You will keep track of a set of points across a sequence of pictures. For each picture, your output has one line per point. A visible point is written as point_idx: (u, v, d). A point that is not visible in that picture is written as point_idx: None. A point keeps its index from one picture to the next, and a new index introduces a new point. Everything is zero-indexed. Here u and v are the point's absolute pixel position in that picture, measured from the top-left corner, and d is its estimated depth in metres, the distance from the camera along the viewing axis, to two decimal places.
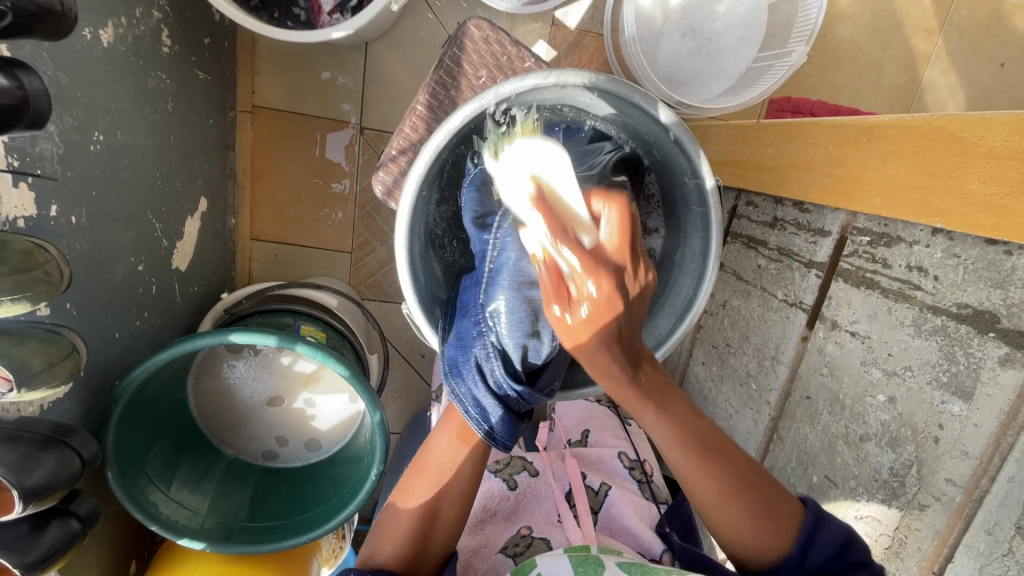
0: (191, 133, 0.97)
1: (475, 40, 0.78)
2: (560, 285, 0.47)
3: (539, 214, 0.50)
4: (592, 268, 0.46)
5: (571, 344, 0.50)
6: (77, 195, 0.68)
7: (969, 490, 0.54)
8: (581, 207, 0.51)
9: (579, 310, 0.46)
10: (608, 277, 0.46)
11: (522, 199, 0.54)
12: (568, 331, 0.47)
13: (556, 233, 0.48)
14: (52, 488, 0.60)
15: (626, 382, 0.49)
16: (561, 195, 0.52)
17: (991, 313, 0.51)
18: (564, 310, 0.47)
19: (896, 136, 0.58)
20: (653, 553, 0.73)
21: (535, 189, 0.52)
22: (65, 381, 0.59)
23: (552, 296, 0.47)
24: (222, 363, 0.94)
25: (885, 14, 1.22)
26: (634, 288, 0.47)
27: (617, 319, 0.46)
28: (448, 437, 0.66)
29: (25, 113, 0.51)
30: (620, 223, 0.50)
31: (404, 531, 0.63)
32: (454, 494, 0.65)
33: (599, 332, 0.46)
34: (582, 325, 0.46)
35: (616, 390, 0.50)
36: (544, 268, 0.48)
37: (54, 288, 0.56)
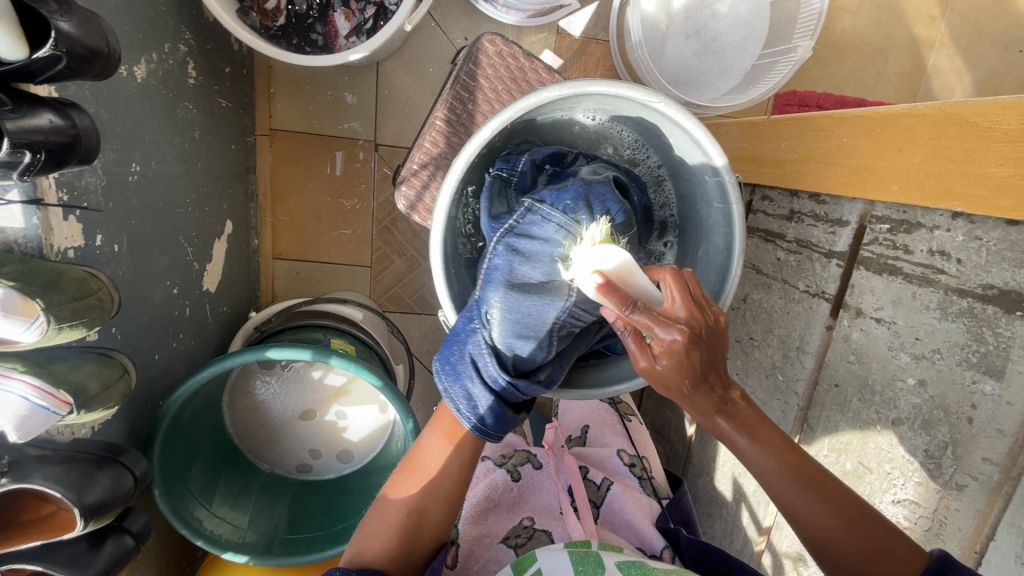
0: (216, 159, 1.01)
1: (489, 55, 0.80)
2: (642, 342, 0.48)
3: (601, 294, 0.48)
4: (666, 318, 0.46)
5: (625, 332, 0.49)
6: (118, 224, 0.71)
7: (1006, 467, 0.54)
8: (644, 279, 0.51)
9: (662, 362, 0.47)
10: (681, 329, 0.46)
11: (586, 276, 0.53)
12: (654, 377, 0.47)
13: (631, 309, 0.46)
14: (110, 506, 0.62)
15: (688, 351, 0.46)
16: (633, 271, 0.52)
17: (1017, 292, 0.52)
18: (649, 360, 0.47)
19: (910, 124, 0.60)
20: (653, 549, 0.74)
21: (600, 277, 0.49)
22: (119, 402, 0.62)
23: (636, 355, 0.48)
24: (256, 380, 0.97)
25: (886, 4, 1.24)
26: (711, 327, 0.48)
27: (699, 364, 0.47)
28: (437, 446, 0.66)
29: (78, 148, 0.54)
30: (675, 287, 0.48)
31: (391, 529, 0.63)
32: (441, 496, 0.65)
33: (678, 378, 0.47)
34: (662, 371, 0.47)
35: (681, 362, 0.46)
36: (624, 333, 0.49)
37: (106, 314, 0.59)
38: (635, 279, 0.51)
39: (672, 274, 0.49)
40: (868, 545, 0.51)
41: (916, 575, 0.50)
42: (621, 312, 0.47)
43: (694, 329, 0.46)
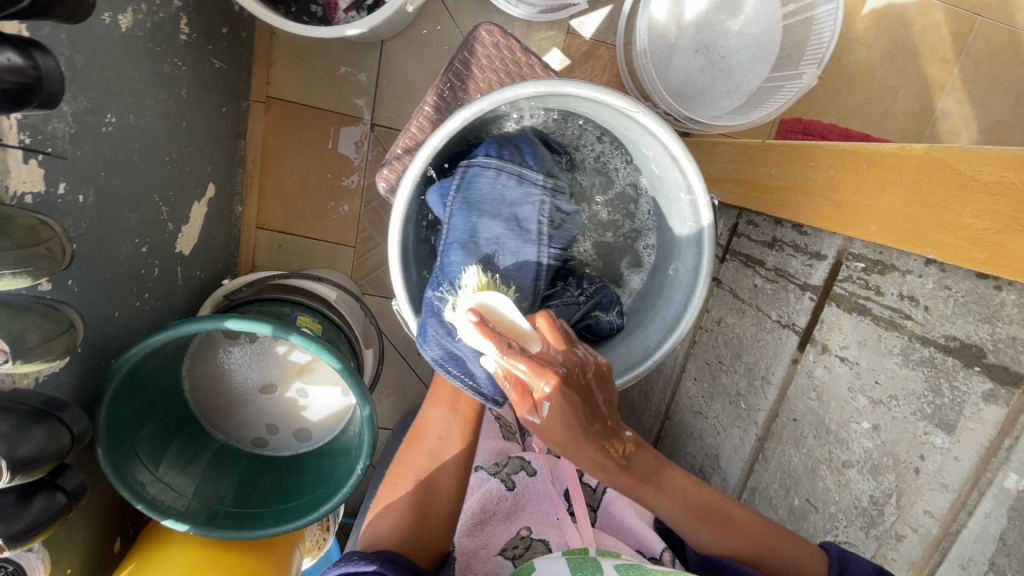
0: (204, 121, 0.99)
1: (486, 45, 0.78)
2: (527, 395, 0.50)
3: (484, 339, 0.50)
4: (544, 374, 0.49)
5: (506, 382, 0.50)
6: (85, 175, 0.69)
7: (946, 523, 0.55)
8: (521, 319, 0.53)
9: (546, 416, 0.50)
10: (553, 377, 0.49)
11: (464, 324, 0.53)
12: (539, 430, 0.51)
13: (509, 353, 0.49)
14: (41, 461, 0.61)
15: (569, 404, 0.50)
16: (499, 312, 0.54)
17: (977, 346, 0.52)
18: (530, 413, 0.50)
19: (897, 165, 0.58)
20: (652, 552, 0.71)
21: (474, 313, 0.52)
22: (60, 356, 0.60)
23: (521, 405, 0.51)
24: (219, 349, 0.95)
25: (901, 42, 1.22)
26: (586, 368, 0.52)
27: (580, 417, 0.51)
28: (439, 412, 0.71)
29: (39, 92, 0.52)
30: (557, 327, 0.52)
31: (403, 503, 0.66)
32: (447, 462, 0.69)
33: (562, 428, 0.51)
34: (549, 423, 0.50)
35: (564, 417, 0.50)
36: (503, 381, 0.51)
37: (55, 265, 0.58)
38: (510, 323, 0.53)
39: (547, 315, 0.52)
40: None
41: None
42: (508, 365, 0.49)
43: (566, 380, 0.50)
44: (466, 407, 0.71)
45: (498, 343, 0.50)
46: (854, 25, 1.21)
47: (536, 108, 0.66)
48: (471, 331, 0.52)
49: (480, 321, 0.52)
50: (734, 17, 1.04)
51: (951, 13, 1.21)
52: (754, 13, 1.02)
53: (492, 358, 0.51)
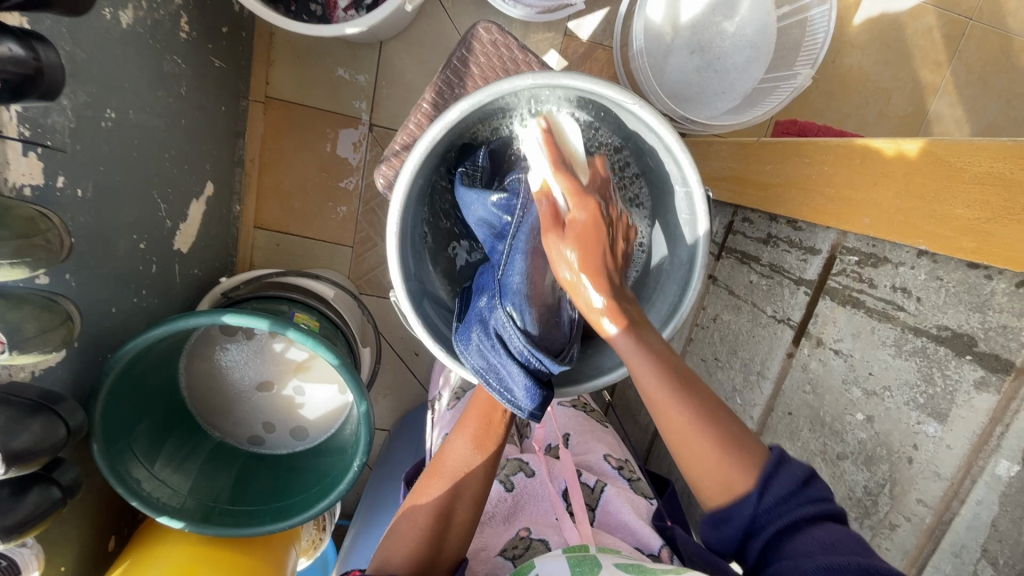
0: (203, 119, 1.00)
1: (483, 43, 0.79)
2: (557, 215, 0.57)
3: (544, 149, 0.61)
4: (575, 190, 0.57)
5: (544, 202, 0.58)
6: (84, 169, 0.69)
7: (939, 512, 0.56)
8: (579, 145, 0.64)
9: (571, 247, 0.54)
10: (591, 203, 0.57)
11: (536, 151, 0.62)
12: (564, 258, 0.54)
13: (556, 163, 0.60)
14: (36, 453, 0.61)
15: (594, 227, 0.55)
16: (566, 137, 0.64)
17: (969, 336, 0.53)
18: (564, 254, 0.54)
19: (889, 159, 0.59)
20: (650, 548, 0.72)
21: (543, 122, 0.63)
22: (57, 348, 0.60)
23: (546, 224, 0.56)
24: (216, 347, 0.95)
25: (894, 45, 1.24)
26: (613, 214, 0.59)
27: (599, 254, 0.55)
28: (463, 443, 0.70)
29: (40, 83, 0.52)
30: (600, 171, 0.63)
31: (418, 530, 0.64)
32: (468, 492, 0.68)
33: (597, 261, 0.54)
34: (577, 257, 0.54)
35: (590, 237, 0.55)
36: (544, 195, 0.58)
37: (53, 257, 0.58)
38: (570, 144, 0.63)
39: (599, 162, 0.63)
40: (768, 490, 0.49)
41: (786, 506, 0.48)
42: (551, 184, 0.58)
43: (601, 209, 0.57)
44: (491, 439, 0.70)
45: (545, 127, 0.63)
46: (847, 28, 1.23)
47: (535, 101, 0.67)
48: (535, 147, 0.62)
49: (547, 129, 0.62)
50: (729, 19, 1.05)
51: (943, 17, 1.22)
52: (749, 15, 1.04)
53: (545, 176, 0.60)
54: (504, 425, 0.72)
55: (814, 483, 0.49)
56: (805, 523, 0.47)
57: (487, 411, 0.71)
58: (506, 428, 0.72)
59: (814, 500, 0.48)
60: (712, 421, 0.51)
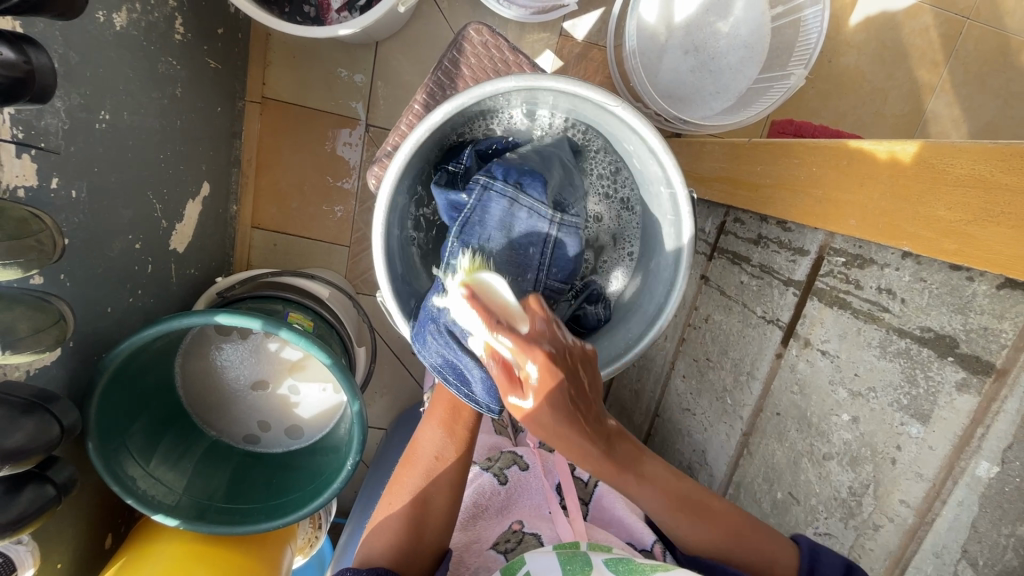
0: (199, 120, 1.00)
1: (474, 44, 0.79)
2: (511, 374, 0.51)
3: (476, 312, 0.53)
4: (525, 348, 0.49)
5: (496, 363, 0.52)
6: (78, 170, 0.70)
7: (922, 512, 0.56)
8: (513, 298, 0.55)
9: (531, 397, 0.50)
10: (539, 357, 0.49)
11: (460, 305, 0.57)
12: (522, 412, 0.51)
13: (494, 327, 0.51)
14: (30, 452, 0.61)
15: (558, 391, 0.50)
16: (495, 289, 0.56)
17: (951, 337, 0.53)
18: (518, 396, 0.51)
19: (874, 160, 0.59)
20: (643, 544, 0.71)
21: (465, 290, 0.55)
22: (51, 347, 0.61)
23: (507, 386, 0.52)
24: (211, 346, 0.95)
25: (891, 44, 1.23)
26: (563, 352, 0.51)
27: (563, 395, 0.50)
28: (433, 431, 0.71)
29: (30, 86, 0.53)
30: (540, 310, 0.53)
31: (396, 521, 0.64)
32: (443, 481, 0.68)
33: (552, 416, 0.50)
34: (535, 411, 0.50)
35: (557, 402, 0.50)
36: (491, 362, 0.53)
37: (45, 257, 0.58)
38: (503, 302, 0.55)
39: (535, 301, 0.54)
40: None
41: None
42: (495, 345, 0.51)
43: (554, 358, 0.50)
44: (462, 427, 0.72)
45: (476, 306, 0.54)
46: (844, 28, 1.22)
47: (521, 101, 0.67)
48: (462, 306, 0.56)
49: (471, 294, 0.55)
50: (723, 19, 1.05)
51: (940, 16, 1.22)
52: (743, 15, 1.04)
53: (484, 338, 0.53)
54: (473, 411, 0.73)
55: (853, 573, 0.56)
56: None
57: (453, 398, 0.73)
58: (476, 415, 0.73)
59: (844, 569, 0.56)
60: (710, 524, 0.61)
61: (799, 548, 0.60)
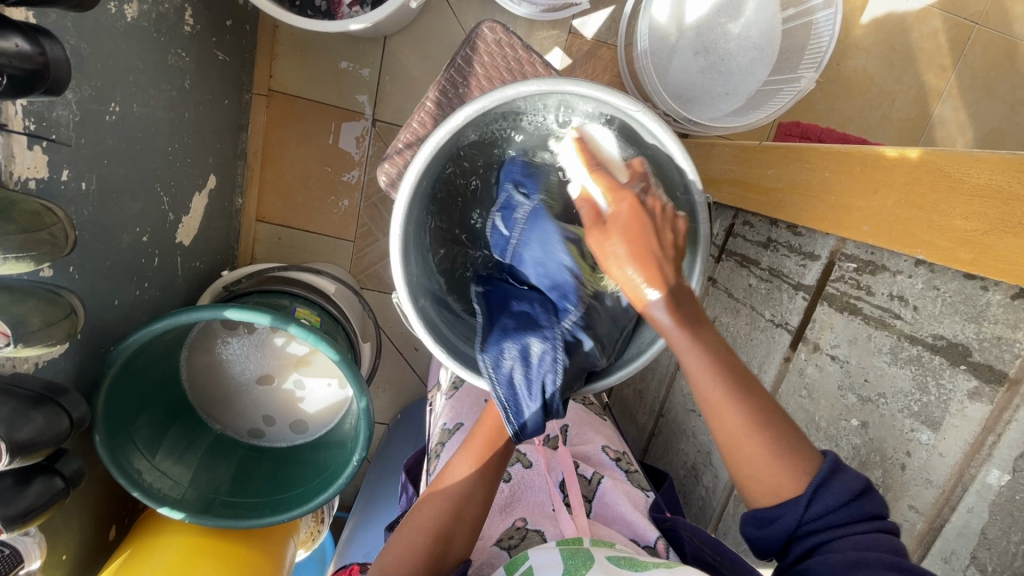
0: (207, 112, 1.00)
1: (487, 42, 0.79)
2: (598, 216, 0.57)
3: (580, 158, 0.61)
4: (614, 188, 0.57)
5: (586, 205, 0.59)
6: (89, 162, 0.70)
7: (930, 518, 0.57)
8: (613, 148, 0.63)
9: (630, 266, 0.54)
10: (630, 198, 0.56)
11: (570, 154, 0.63)
12: (613, 258, 0.55)
13: (594, 169, 0.60)
14: (39, 444, 0.61)
15: (637, 216, 0.55)
16: (599, 144, 0.63)
17: (963, 346, 0.54)
18: (607, 246, 0.55)
19: (889, 167, 0.60)
20: (647, 540, 0.72)
21: (577, 134, 0.63)
22: (61, 341, 0.61)
23: (590, 224, 0.57)
24: (217, 339, 0.95)
25: (900, 48, 1.23)
26: (655, 205, 0.57)
27: (651, 250, 0.55)
28: (466, 466, 0.66)
29: (45, 79, 0.53)
30: (639, 169, 0.62)
31: (416, 557, 0.61)
32: (468, 519, 0.64)
33: (649, 250, 0.55)
34: (625, 252, 0.54)
35: (641, 228, 0.55)
36: (584, 204, 0.59)
37: (58, 251, 0.58)
38: (603, 149, 0.63)
39: (637, 163, 0.62)
40: (814, 502, 0.50)
41: (842, 512, 0.50)
42: (592, 188, 0.59)
43: (642, 202, 0.57)
44: (494, 462, 0.67)
45: (591, 155, 0.62)
46: (853, 31, 1.22)
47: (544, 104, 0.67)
48: (569, 147, 0.63)
49: (581, 140, 0.63)
50: (734, 20, 1.05)
51: (949, 21, 1.22)
52: (755, 17, 1.03)
53: (584, 184, 0.60)
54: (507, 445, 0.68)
55: (870, 496, 0.50)
56: (846, 524, 0.50)
57: (488, 431, 0.67)
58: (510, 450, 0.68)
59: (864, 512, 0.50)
60: (744, 406, 0.52)
61: (824, 462, 0.52)
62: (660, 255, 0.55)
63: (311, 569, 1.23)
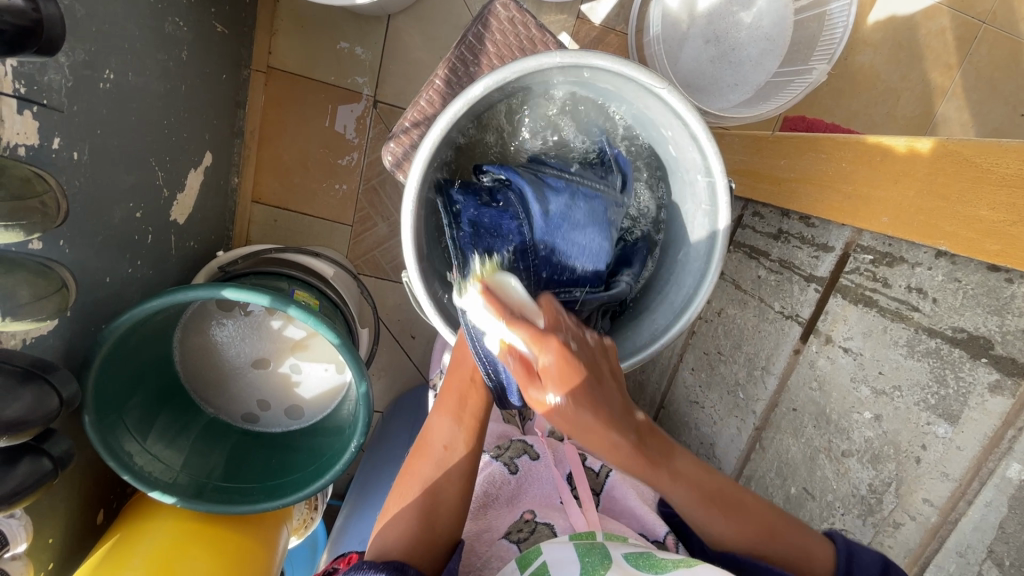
0: (204, 86, 0.96)
1: (500, 20, 0.77)
2: (529, 369, 0.49)
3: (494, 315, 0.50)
4: (541, 338, 0.48)
5: (512, 359, 0.50)
6: (80, 131, 0.66)
7: (945, 511, 0.57)
8: (523, 294, 0.53)
9: (551, 388, 0.48)
10: (558, 353, 0.48)
11: (477, 308, 0.53)
12: (548, 409, 0.49)
13: (510, 319, 0.49)
14: (29, 424, 0.59)
15: (575, 377, 0.48)
16: (507, 290, 0.53)
17: (986, 338, 0.54)
18: (539, 392, 0.49)
19: (910, 159, 0.61)
20: (656, 535, 0.71)
21: (481, 285, 0.53)
22: (52, 316, 0.58)
23: (525, 382, 0.50)
24: (211, 321, 0.92)
25: (907, 44, 1.23)
26: (580, 343, 0.51)
27: (582, 376, 0.49)
28: (445, 419, 0.67)
29: (39, 37, 0.50)
30: (553, 308, 0.53)
31: (411, 510, 0.62)
32: (456, 471, 0.65)
33: (585, 414, 0.49)
34: (558, 407, 0.49)
35: (576, 387, 0.48)
36: (507, 359, 0.50)
37: (49, 221, 0.56)
38: (514, 296, 0.53)
39: (547, 300, 0.53)
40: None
41: None
42: (513, 342, 0.49)
43: (569, 347, 0.49)
44: (471, 415, 0.67)
45: (557, 320, 0.51)
46: (862, 25, 1.21)
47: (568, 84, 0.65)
48: (475, 303, 0.52)
49: (487, 292, 0.52)
50: (746, 9, 1.03)
51: (957, 18, 1.21)
52: (767, 7, 1.02)
53: (500, 335, 0.50)
54: (483, 398, 0.68)
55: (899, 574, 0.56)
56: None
57: (460, 384, 0.68)
58: (486, 401, 0.68)
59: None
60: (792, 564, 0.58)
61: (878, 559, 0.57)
62: (620, 423, 0.52)
63: (302, 556, 1.22)
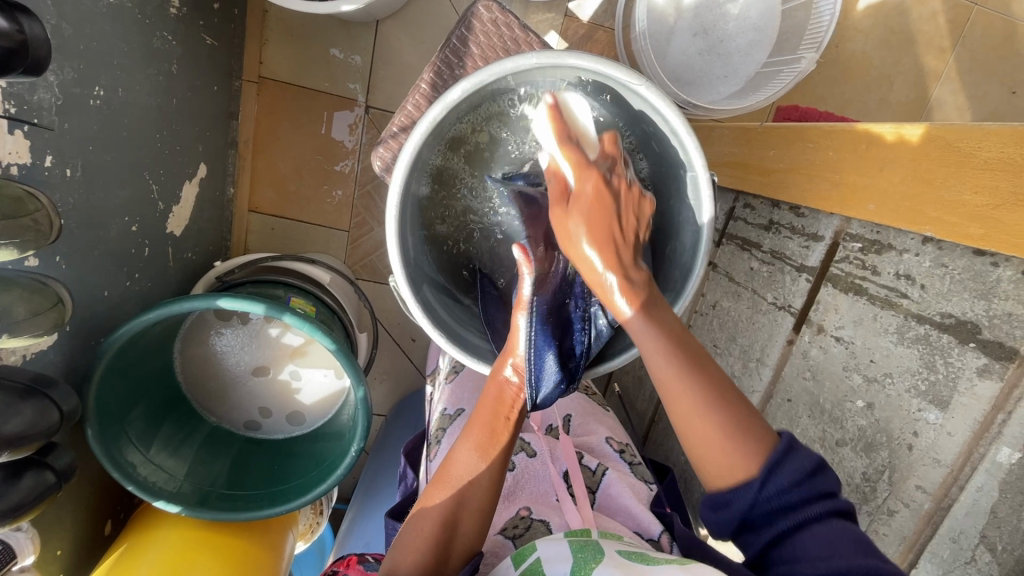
0: (195, 99, 0.97)
1: (483, 21, 0.77)
2: (564, 191, 0.57)
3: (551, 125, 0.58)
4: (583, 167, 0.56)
5: (554, 177, 0.58)
6: (72, 148, 0.67)
7: (938, 498, 0.57)
8: (585, 122, 0.61)
9: (589, 244, 0.53)
10: (598, 203, 0.54)
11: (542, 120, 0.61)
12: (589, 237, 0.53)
13: (563, 141, 0.57)
14: (29, 438, 0.60)
15: (611, 204, 0.55)
16: (571, 112, 0.61)
17: (973, 324, 0.54)
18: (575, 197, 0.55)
19: (894, 146, 0.60)
20: (651, 533, 0.71)
21: (551, 99, 0.59)
22: (49, 331, 0.59)
23: (560, 197, 0.57)
24: (210, 331, 0.93)
25: (899, 29, 1.22)
26: (621, 185, 0.57)
27: (622, 259, 0.53)
28: (469, 451, 0.62)
29: (24, 58, 0.51)
30: (612, 144, 0.60)
31: (422, 541, 0.58)
32: (473, 506, 0.61)
33: (613, 232, 0.54)
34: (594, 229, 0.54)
35: (615, 229, 0.54)
36: (552, 174, 0.58)
37: (41, 237, 0.57)
38: (576, 119, 0.60)
39: (609, 135, 0.60)
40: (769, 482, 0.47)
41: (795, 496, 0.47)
42: (561, 158, 0.57)
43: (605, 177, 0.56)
44: (498, 451, 0.62)
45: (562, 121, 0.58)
46: (852, 12, 1.21)
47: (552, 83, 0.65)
48: (542, 118, 0.60)
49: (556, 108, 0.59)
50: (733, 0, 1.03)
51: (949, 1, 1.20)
52: None
53: (551, 152, 0.58)
54: (512, 433, 0.63)
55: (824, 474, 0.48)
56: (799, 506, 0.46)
57: (492, 418, 0.63)
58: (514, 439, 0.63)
59: (818, 493, 0.46)
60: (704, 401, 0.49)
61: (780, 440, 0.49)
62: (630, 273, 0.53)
63: (311, 560, 1.23)
